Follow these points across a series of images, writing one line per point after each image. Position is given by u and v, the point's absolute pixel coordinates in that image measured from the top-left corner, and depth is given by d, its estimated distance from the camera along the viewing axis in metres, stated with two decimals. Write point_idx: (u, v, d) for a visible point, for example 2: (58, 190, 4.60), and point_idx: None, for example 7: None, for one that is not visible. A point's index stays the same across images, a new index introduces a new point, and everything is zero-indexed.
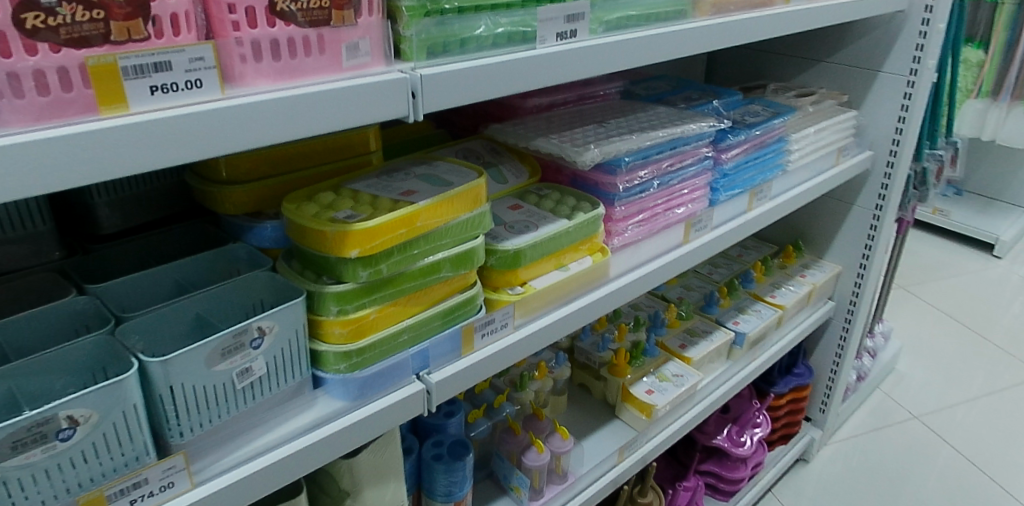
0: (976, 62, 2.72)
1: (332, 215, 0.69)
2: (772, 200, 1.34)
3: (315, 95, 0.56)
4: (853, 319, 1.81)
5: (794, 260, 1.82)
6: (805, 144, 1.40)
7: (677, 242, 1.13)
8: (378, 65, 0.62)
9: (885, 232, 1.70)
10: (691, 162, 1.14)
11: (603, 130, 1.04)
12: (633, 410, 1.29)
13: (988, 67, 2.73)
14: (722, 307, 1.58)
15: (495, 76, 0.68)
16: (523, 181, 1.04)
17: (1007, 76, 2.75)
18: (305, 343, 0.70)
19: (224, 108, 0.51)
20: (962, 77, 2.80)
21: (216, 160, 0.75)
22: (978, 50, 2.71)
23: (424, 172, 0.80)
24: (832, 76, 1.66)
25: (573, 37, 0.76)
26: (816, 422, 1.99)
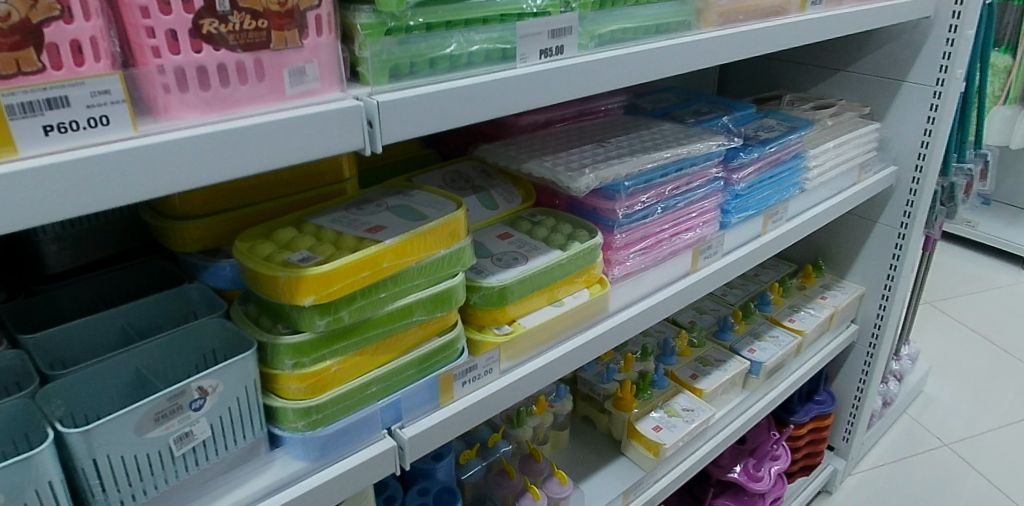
0: (1003, 68, 2.59)
1: (287, 258, 0.62)
2: (787, 220, 1.24)
3: (248, 130, 0.49)
4: (878, 344, 1.71)
5: (815, 280, 1.72)
6: (823, 160, 1.31)
7: (685, 271, 1.04)
8: (330, 91, 0.54)
9: (911, 252, 1.60)
10: (700, 183, 1.05)
11: (602, 151, 0.96)
12: (639, 448, 1.21)
13: (1017, 72, 2.60)
14: (737, 333, 1.49)
15: (467, 100, 0.61)
16: (515, 206, 0.96)
17: None
18: (258, 399, 0.63)
19: (137, 148, 0.44)
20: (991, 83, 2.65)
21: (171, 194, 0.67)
22: (1005, 55, 2.59)
23: (399, 203, 0.73)
24: (852, 86, 1.57)
25: (559, 53, 0.68)
26: (839, 452, 1.89)
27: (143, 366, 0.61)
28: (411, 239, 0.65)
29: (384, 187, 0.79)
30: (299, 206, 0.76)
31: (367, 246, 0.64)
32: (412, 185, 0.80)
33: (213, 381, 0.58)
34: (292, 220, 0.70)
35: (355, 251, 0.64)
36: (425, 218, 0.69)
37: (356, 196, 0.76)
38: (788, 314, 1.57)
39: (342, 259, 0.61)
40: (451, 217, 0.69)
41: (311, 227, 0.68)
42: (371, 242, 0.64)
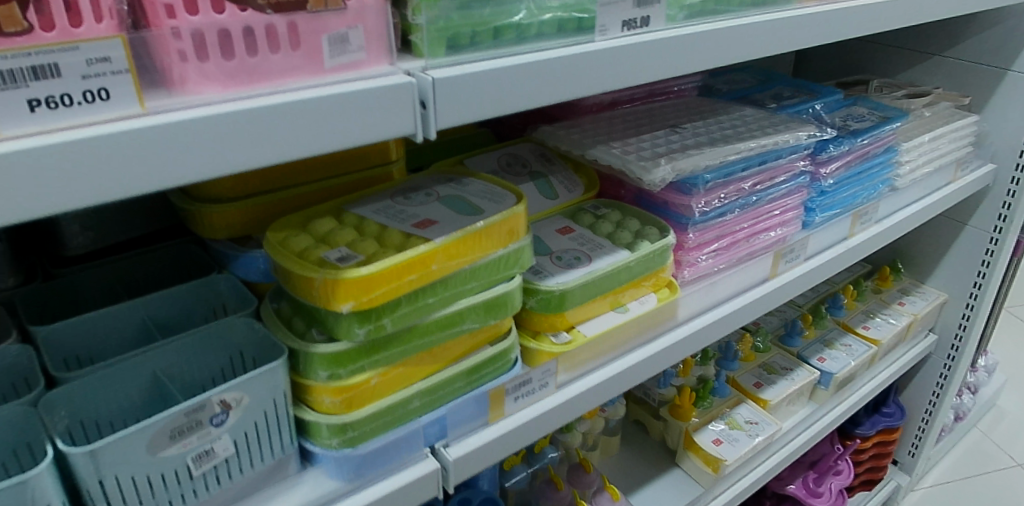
0: None
1: (323, 255, 0.54)
2: (876, 222, 1.13)
3: (276, 109, 0.40)
4: (957, 358, 1.56)
5: (891, 284, 1.58)
6: (916, 154, 1.18)
7: (764, 276, 0.94)
8: (376, 64, 0.45)
9: (1004, 259, 1.44)
10: (784, 178, 0.93)
11: (677, 139, 0.86)
12: (696, 461, 1.11)
13: None
14: (806, 339, 1.37)
15: (536, 79, 0.51)
16: (577, 196, 0.86)
17: None
18: (288, 413, 0.56)
19: (142, 129, 0.36)
20: None
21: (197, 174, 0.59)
22: None
23: (452, 193, 0.64)
24: (949, 73, 1.39)
25: (643, 26, 0.58)
26: (902, 466, 1.75)
27: (161, 371, 0.54)
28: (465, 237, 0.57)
29: (434, 174, 0.70)
30: (341, 191, 0.67)
31: (415, 244, 0.55)
32: (467, 172, 0.71)
33: (237, 393, 0.51)
34: (332, 209, 0.62)
35: (401, 250, 0.56)
36: (480, 213, 0.61)
37: (403, 182, 0.67)
38: (861, 321, 1.45)
39: (385, 260, 0.52)
40: (511, 212, 0.60)
41: (353, 218, 0.60)
42: (419, 239, 0.56)
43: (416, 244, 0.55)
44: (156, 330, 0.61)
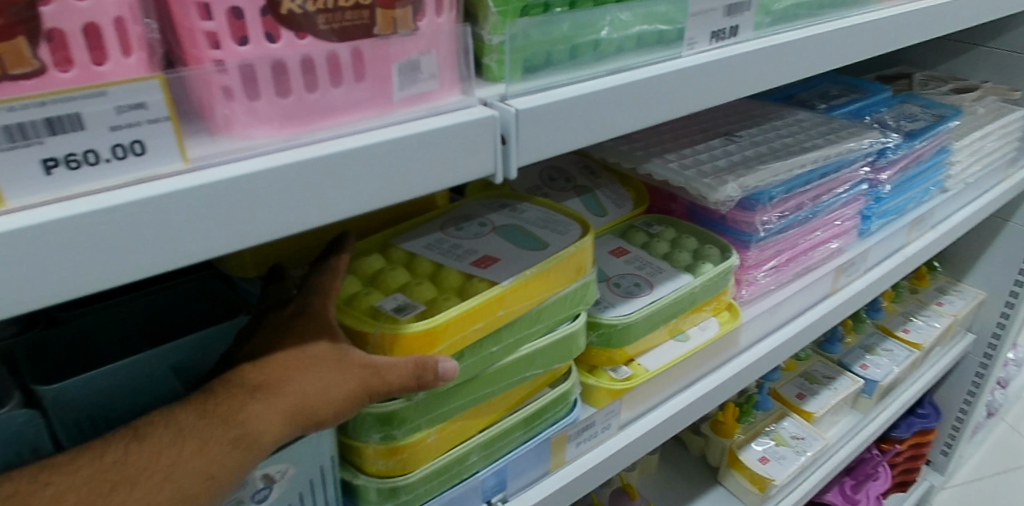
0: None
1: (377, 304, 0.48)
2: (932, 227, 1.07)
3: (341, 156, 0.34)
4: (994, 357, 1.47)
5: (928, 283, 1.50)
6: (969, 153, 1.10)
7: (826, 292, 0.88)
8: (448, 95, 0.39)
9: None
10: (844, 189, 0.86)
11: (734, 149, 0.79)
12: (740, 480, 1.05)
13: None
14: (846, 345, 1.32)
15: (624, 104, 0.45)
16: (627, 212, 0.79)
17: None
18: (336, 478, 0.50)
19: (187, 189, 0.30)
20: None
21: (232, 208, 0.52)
22: None
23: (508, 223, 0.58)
24: (995, 66, 1.28)
25: (732, 36, 0.53)
26: (936, 466, 1.66)
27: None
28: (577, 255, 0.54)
29: (487, 197, 0.64)
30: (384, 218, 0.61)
31: (477, 287, 0.49)
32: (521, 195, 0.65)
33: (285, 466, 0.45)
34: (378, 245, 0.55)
35: (462, 294, 0.49)
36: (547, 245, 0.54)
37: (453, 209, 0.61)
38: (901, 323, 1.38)
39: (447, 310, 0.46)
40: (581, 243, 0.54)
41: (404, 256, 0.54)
42: (482, 279, 0.50)
43: (477, 288, 0.49)
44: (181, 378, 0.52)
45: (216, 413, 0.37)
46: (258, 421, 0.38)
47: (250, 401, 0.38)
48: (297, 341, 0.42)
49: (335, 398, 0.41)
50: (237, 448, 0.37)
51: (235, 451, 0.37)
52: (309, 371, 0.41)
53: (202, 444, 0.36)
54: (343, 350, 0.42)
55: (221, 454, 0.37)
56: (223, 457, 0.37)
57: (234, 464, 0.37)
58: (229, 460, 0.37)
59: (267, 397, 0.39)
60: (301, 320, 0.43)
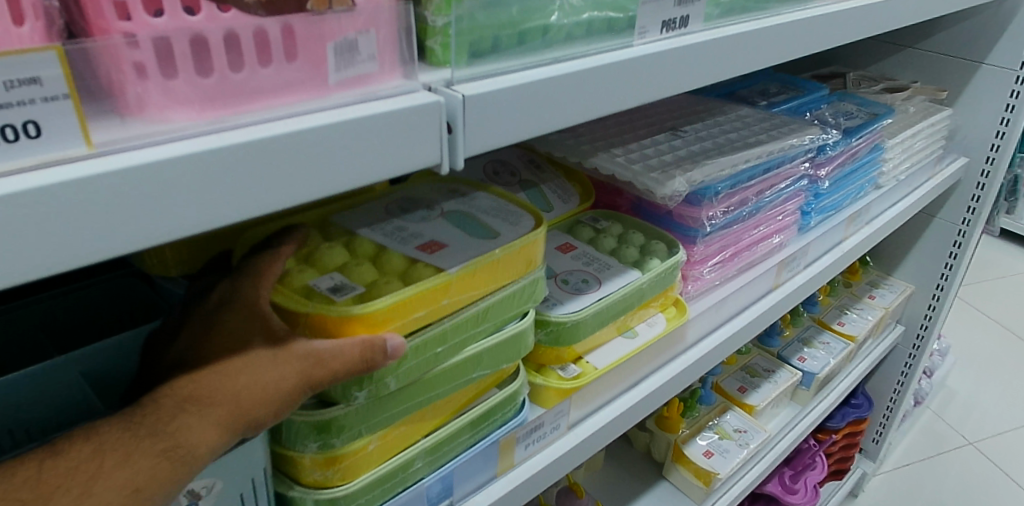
0: None
1: (314, 283, 0.45)
2: (868, 223, 1.11)
3: (270, 142, 0.30)
4: (921, 348, 1.54)
5: (860, 277, 1.55)
6: (900, 151, 1.13)
7: (769, 287, 0.89)
8: (389, 78, 0.36)
9: (971, 251, 1.42)
10: (786, 184, 0.87)
11: (681, 144, 0.79)
12: (686, 474, 1.06)
13: None
14: (784, 339, 1.34)
15: (574, 92, 0.43)
16: (573, 207, 0.78)
17: None
18: (268, 492, 0.46)
19: (91, 177, 0.26)
20: None
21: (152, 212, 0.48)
22: None
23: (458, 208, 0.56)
24: (922, 66, 1.34)
25: (683, 26, 0.52)
26: (868, 454, 1.73)
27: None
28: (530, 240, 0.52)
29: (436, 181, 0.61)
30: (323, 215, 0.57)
31: (422, 272, 0.47)
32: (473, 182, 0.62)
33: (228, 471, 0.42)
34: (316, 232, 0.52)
35: (405, 278, 0.47)
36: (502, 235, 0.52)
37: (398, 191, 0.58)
38: (836, 317, 1.42)
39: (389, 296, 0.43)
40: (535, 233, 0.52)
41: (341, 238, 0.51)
42: (429, 264, 0.47)
43: (421, 272, 0.47)
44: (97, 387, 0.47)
45: (144, 423, 0.34)
46: (192, 426, 0.35)
47: (180, 407, 0.35)
48: (229, 340, 0.39)
49: (274, 397, 0.37)
50: (172, 457, 0.34)
51: (170, 462, 0.34)
52: (243, 368, 0.37)
53: (129, 456, 0.33)
54: (281, 342, 0.39)
55: (153, 467, 0.33)
56: (156, 472, 0.33)
57: (169, 477, 0.34)
58: (163, 472, 0.33)
59: (200, 399, 0.35)
60: (233, 316, 0.40)
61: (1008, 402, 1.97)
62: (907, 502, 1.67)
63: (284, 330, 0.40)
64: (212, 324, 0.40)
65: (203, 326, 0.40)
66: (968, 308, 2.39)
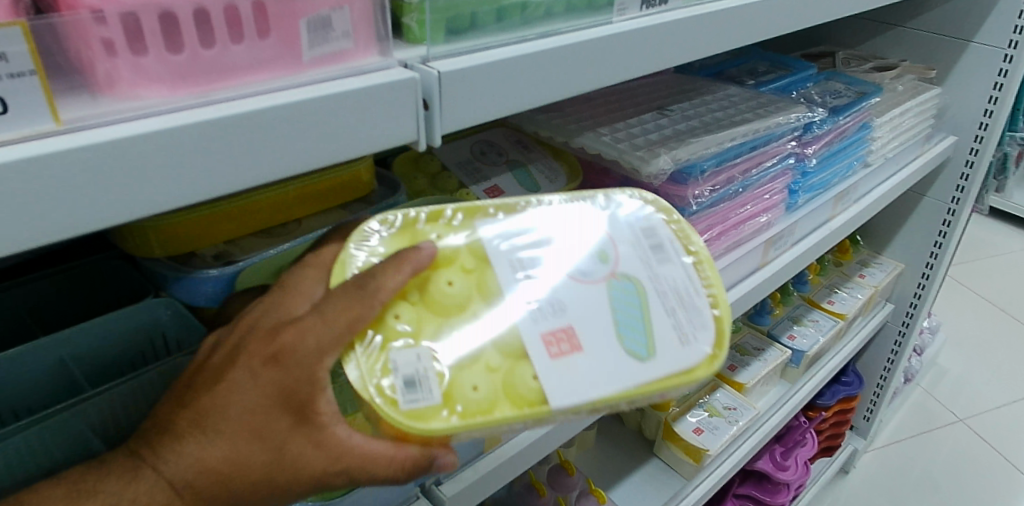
0: None
1: (395, 363, 0.42)
2: (856, 201, 1.11)
3: (243, 118, 0.30)
4: (911, 325, 1.55)
5: (851, 256, 1.55)
6: (889, 129, 1.13)
7: (756, 266, 0.90)
8: (365, 55, 0.36)
9: (960, 229, 1.42)
10: (772, 162, 0.87)
11: (667, 123, 0.79)
12: (676, 451, 1.07)
13: None
14: (775, 317, 1.34)
15: (552, 69, 0.43)
16: (561, 187, 0.76)
17: None
18: None
19: (60, 154, 0.26)
20: None
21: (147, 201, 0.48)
22: None
23: (630, 271, 0.48)
24: (912, 45, 1.33)
25: (663, 3, 0.51)
26: (859, 431, 1.74)
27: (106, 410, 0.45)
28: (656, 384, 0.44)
29: (433, 199, 0.63)
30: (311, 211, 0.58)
31: (526, 395, 0.42)
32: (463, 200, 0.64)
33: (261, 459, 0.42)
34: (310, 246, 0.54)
35: (508, 384, 0.43)
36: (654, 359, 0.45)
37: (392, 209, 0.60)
38: (826, 295, 1.43)
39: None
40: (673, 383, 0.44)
41: (476, 262, 0.46)
42: (537, 378, 0.42)
43: (523, 390, 0.42)
44: (83, 368, 0.51)
45: (139, 498, 0.38)
46: (189, 504, 0.39)
47: (182, 486, 0.38)
48: (266, 413, 0.38)
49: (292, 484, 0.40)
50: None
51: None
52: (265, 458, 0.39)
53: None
54: (319, 436, 0.39)
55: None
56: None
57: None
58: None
59: (200, 483, 0.38)
60: (286, 382, 0.38)
61: (997, 379, 1.99)
62: (896, 478, 1.68)
63: (331, 417, 0.40)
64: (261, 374, 0.39)
65: (254, 386, 0.39)
66: (958, 287, 2.41)
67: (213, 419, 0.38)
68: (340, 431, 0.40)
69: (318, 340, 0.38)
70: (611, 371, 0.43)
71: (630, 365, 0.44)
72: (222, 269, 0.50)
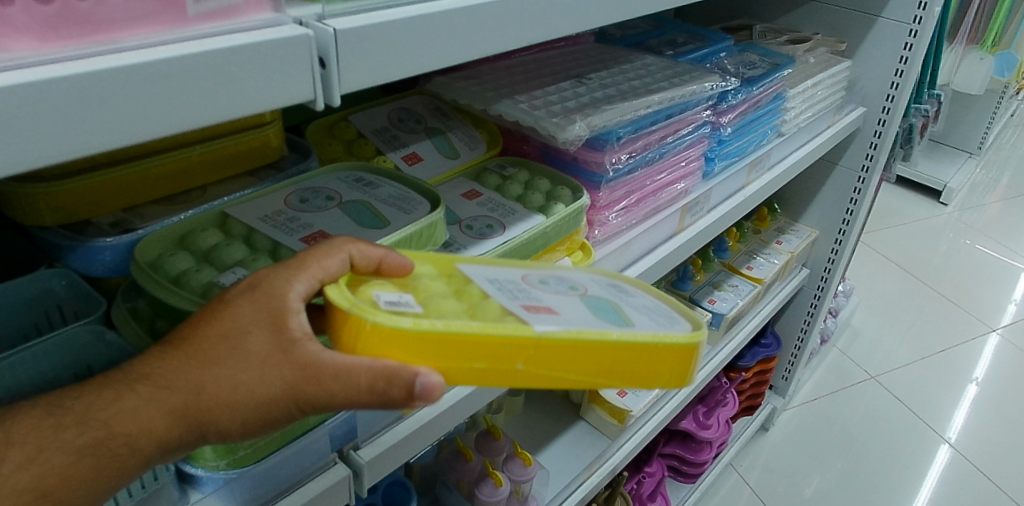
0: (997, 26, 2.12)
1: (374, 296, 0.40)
2: (769, 169, 1.16)
3: (124, 72, 0.29)
4: (825, 289, 1.63)
5: (769, 224, 1.62)
6: (802, 100, 1.18)
7: (673, 231, 0.93)
8: (257, 11, 0.35)
9: (869, 197, 1.50)
10: (688, 131, 0.90)
11: (584, 91, 0.80)
12: (601, 413, 1.10)
13: (998, 18, 2.09)
14: (696, 283, 1.40)
15: (453, 30, 0.43)
16: (480, 154, 0.78)
17: (1007, 36, 2.25)
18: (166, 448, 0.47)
19: None
20: (997, 20, 2.10)
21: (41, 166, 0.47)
22: (983, 52, 2.23)
23: (601, 293, 0.47)
24: (826, 19, 1.38)
25: None
26: (778, 390, 1.82)
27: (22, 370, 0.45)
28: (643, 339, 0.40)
29: (350, 165, 0.63)
30: (214, 178, 0.58)
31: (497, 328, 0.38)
32: (380, 166, 0.64)
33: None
34: (213, 215, 0.55)
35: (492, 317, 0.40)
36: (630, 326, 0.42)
37: (301, 177, 0.60)
38: (745, 261, 1.49)
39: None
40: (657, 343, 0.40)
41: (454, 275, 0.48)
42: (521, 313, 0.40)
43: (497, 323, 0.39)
44: None
45: (95, 407, 0.37)
46: (147, 417, 0.37)
47: (141, 398, 0.37)
48: (234, 325, 0.39)
49: (248, 400, 0.37)
50: (113, 445, 0.36)
51: (98, 453, 0.36)
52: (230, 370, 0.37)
53: (71, 436, 0.36)
54: (283, 350, 0.38)
55: (88, 452, 0.36)
56: (83, 458, 0.36)
57: (103, 465, 0.36)
58: (98, 457, 0.36)
59: (160, 396, 0.37)
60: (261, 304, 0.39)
61: (905, 338, 2.12)
62: (813, 433, 1.77)
63: (303, 334, 0.38)
64: (241, 298, 0.40)
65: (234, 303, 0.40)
66: (870, 253, 2.54)
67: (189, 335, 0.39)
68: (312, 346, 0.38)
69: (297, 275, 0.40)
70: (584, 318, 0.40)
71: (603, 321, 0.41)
72: (119, 236, 0.50)
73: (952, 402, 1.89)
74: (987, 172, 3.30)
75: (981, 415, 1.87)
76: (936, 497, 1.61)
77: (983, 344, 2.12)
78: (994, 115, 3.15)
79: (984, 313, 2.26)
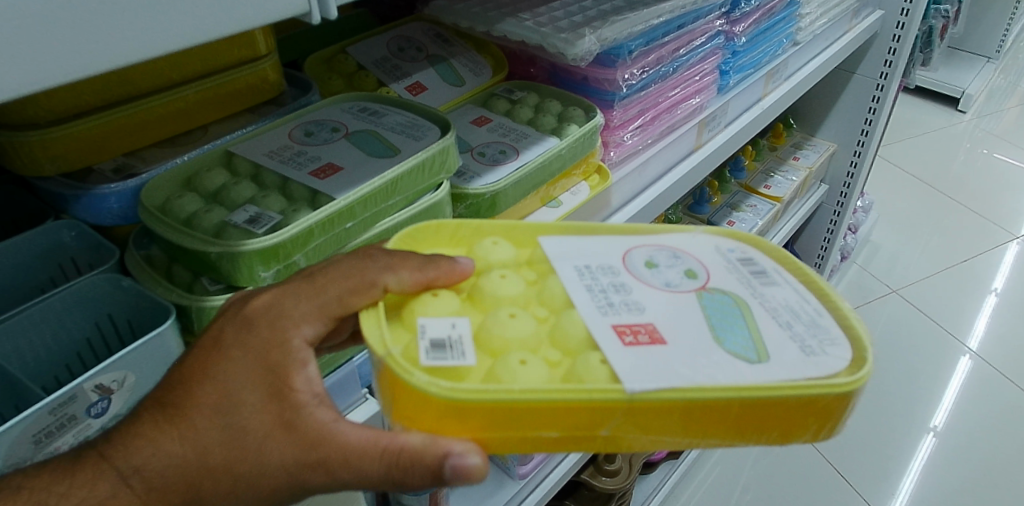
0: None
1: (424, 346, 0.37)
2: (786, 79, 1.11)
3: None
4: (846, 204, 1.60)
5: (784, 141, 1.58)
6: (817, 5, 1.11)
7: (690, 149, 0.91)
8: None
9: (889, 105, 1.44)
10: (702, 42, 0.85)
11: (591, 5, 0.76)
12: None
13: None
14: (713, 206, 1.37)
15: None
16: (485, 80, 0.76)
17: None
18: None
19: None
20: None
21: (28, 102, 0.45)
22: None
23: (723, 286, 0.45)
24: None
25: None
26: None
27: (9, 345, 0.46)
28: (747, 398, 0.36)
29: (351, 96, 0.60)
30: (215, 117, 0.56)
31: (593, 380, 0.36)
32: (384, 95, 0.62)
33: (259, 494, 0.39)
34: (218, 154, 0.53)
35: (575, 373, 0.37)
36: (766, 362, 0.38)
37: (303, 110, 0.58)
38: (762, 181, 1.45)
39: (299, 222, 0.46)
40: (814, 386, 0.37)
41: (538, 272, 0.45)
42: (604, 361, 0.37)
43: (590, 373, 0.36)
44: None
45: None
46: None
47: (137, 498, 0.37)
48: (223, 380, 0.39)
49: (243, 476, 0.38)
50: None
51: None
52: (236, 446, 0.38)
53: None
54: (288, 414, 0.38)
55: None
56: None
57: None
58: None
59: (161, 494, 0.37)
60: (256, 344, 0.39)
61: (925, 250, 2.09)
62: None
63: (310, 398, 0.38)
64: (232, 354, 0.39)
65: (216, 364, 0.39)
66: (886, 165, 2.49)
67: (173, 401, 0.38)
68: (323, 417, 0.38)
69: (297, 308, 0.41)
70: (705, 355, 0.38)
71: (732, 362, 0.38)
72: (122, 182, 0.48)
73: (974, 311, 1.87)
74: (1005, 76, 3.18)
75: (1004, 322, 1.85)
76: (959, 406, 1.61)
77: (1004, 251, 2.09)
78: (1014, 14, 3.02)
79: (1006, 220, 2.22)
